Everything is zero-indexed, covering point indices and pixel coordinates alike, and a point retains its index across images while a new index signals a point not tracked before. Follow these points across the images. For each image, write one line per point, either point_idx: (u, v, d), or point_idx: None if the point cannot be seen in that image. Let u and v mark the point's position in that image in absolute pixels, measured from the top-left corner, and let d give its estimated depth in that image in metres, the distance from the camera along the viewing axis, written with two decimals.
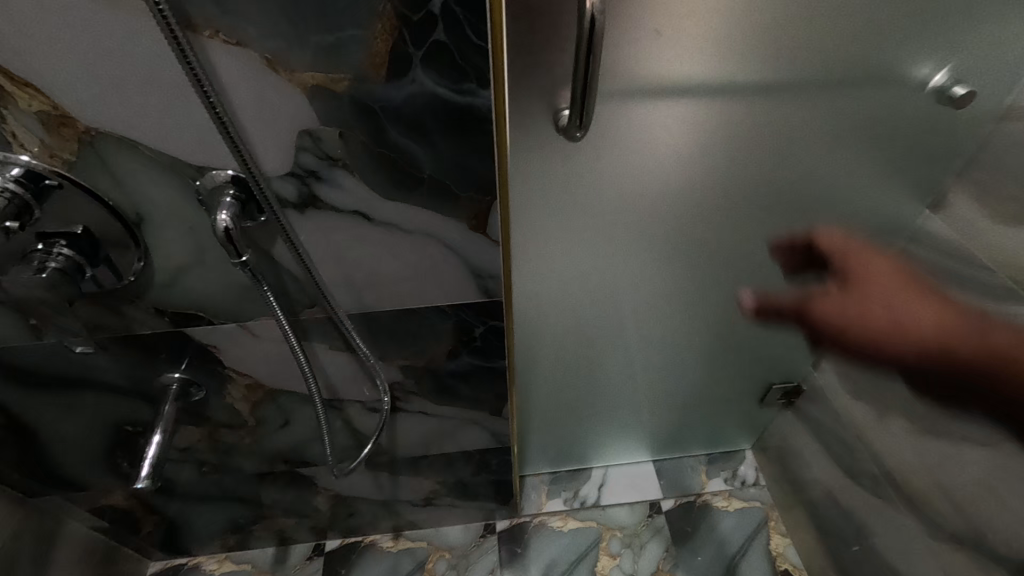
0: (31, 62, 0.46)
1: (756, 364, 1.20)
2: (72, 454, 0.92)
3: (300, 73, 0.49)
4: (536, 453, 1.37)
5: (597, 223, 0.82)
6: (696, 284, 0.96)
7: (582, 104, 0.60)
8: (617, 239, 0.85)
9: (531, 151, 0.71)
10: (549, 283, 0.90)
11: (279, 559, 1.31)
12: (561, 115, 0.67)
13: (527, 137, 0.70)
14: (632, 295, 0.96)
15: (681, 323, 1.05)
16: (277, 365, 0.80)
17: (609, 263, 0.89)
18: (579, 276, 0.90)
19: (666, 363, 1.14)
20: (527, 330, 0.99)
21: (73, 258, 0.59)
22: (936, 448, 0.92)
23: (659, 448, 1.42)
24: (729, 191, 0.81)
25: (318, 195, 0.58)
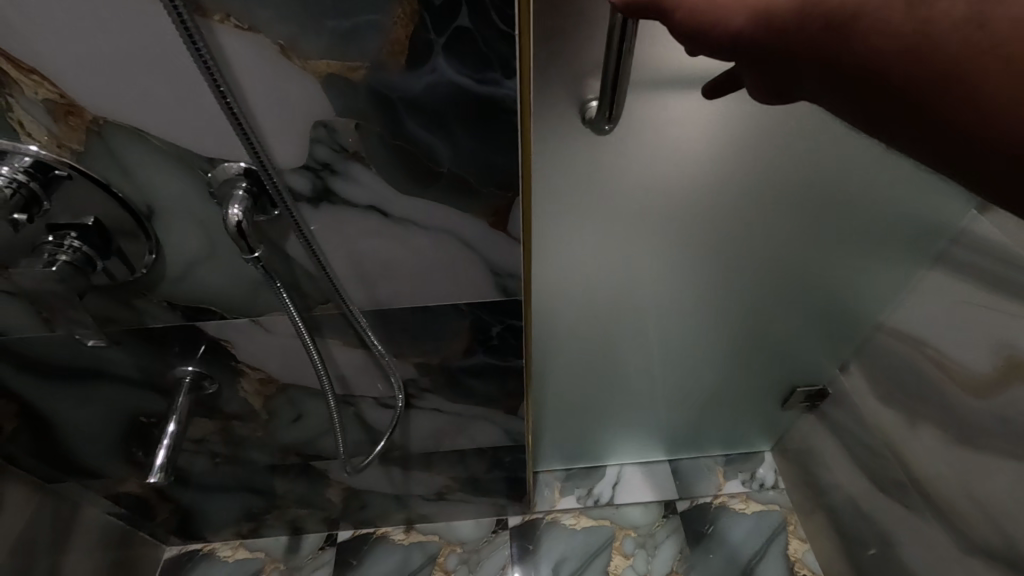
0: (35, 47, 0.44)
1: (778, 364, 1.16)
2: (89, 442, 0.92)
3: (314, 60, 0.46)
4: (550, 449, 1.35)
5: (620, 218, 0.79)
6: (720, 283, 0.93)
7: (612, 92, 0.58)
8: (641, 235, 0.82)
9: (553, 144, 0.68)
10: (568, 279, 0.88)
11: (292, 548, 1.32)
12: (588, 106, 0.64)
13: (550, 130, 0.67)
14: (654, 293, 0.93)
15: (702, 322, 1.01)
16: (289, 360, 0.78)
17: (631, 260, 0.86)
18: (599, 273, 0.87)
19: (686, 361, 1.11)
20: (544, 326, 0.97)
21: (84, 251, 0.57)
22: (971, 460, 0.87)
23: (675, 447, 1.39)
24: (759, 186, 0.77)
25: (333, 189, 0.56)
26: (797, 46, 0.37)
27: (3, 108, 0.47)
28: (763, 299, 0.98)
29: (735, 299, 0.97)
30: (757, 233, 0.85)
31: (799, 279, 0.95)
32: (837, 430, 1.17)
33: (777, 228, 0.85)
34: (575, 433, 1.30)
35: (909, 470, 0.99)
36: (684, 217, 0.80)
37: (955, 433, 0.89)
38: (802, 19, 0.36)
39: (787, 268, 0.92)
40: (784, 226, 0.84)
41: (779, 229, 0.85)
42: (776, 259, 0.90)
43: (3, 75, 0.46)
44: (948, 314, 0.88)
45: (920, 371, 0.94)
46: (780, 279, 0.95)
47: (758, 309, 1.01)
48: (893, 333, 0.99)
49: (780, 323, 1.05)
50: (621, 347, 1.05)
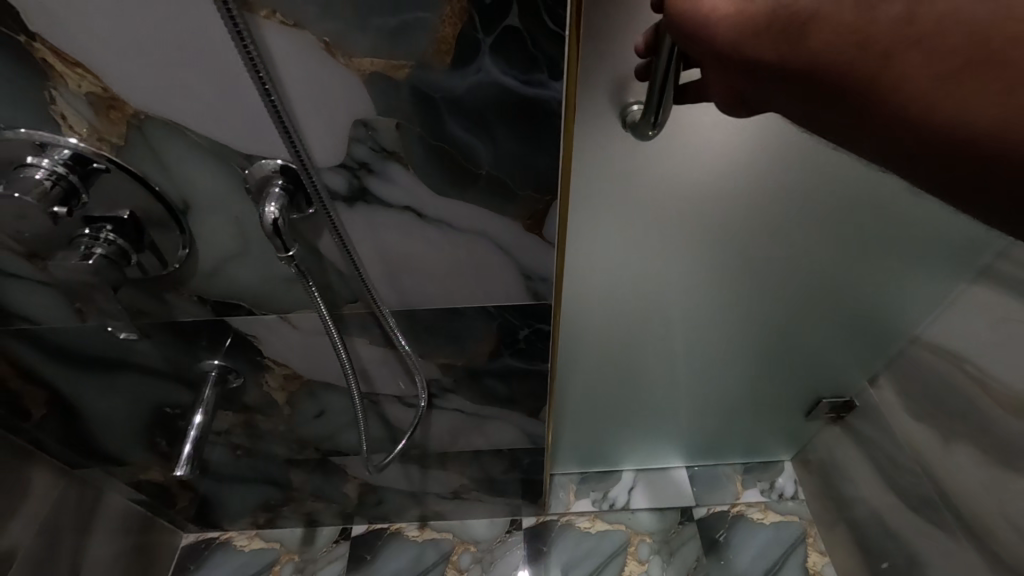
0: (80, 39, 0.44)
1: (804, 374, 1.13)
2: (113, 429, 0.93)
3: (359, 58, 0.45)
4: (568, 452, 1.33)
5: (650, 224, 0.77)
6: (749, 289, 0.91)
7: (658, 97, 0.55)
8: (669, 240, 0.80)
9: (590, 146, 0.67)
10: (595, 281, 0.86)
11: (307, 540, 1.32)
12: (630, 110, 0.63)
13: (588, 131, 0.65)
14: (679, 299, 0.91)
15: (728, 328, 0.99)
16: (315, 357, 0.78)
17: (660, 264, 0.84)
18: (628, 276, 0.86)
19: (707, 368, 1.09)
20: (567, 329, 0.96)
21: (118, 244, 0.57)
22: (1007, 481, 0.84)
23: (692, 454, 1.37)
24: (794, 192, 0.75)
25: (369, 188, 0.55)
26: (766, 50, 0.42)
27: (47, 101, 0.47)
28: (791, 308, 0.96)
29: (763, 306, 0.95)
30: (791, 241, 0.82)
31: (830, 289, 0.93)
32: (864, 444, 1.14)
33: (810, 237, 0.82)
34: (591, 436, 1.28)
35: (940, 488, 0.96)
36: (713, 223, 0.78)
37: (993, 453, 0.86)
38: (771, 19, 0.41)
39: (818, 277, 0.90)
40: (819, 234, 0.82)
41: (814, 236, 0.82)
42: (808, 268, 0.88)
43: (48, 68, 0.45)
44: (988, 331, 0.85)
45: (954, 388, 0.91)
46: (810, 289, 0.92)
47: (785, 318, 0.98)
48: (930, 347, 0.96)
49: (807, 333, 1.03)
50: (641, 351, 1.03)
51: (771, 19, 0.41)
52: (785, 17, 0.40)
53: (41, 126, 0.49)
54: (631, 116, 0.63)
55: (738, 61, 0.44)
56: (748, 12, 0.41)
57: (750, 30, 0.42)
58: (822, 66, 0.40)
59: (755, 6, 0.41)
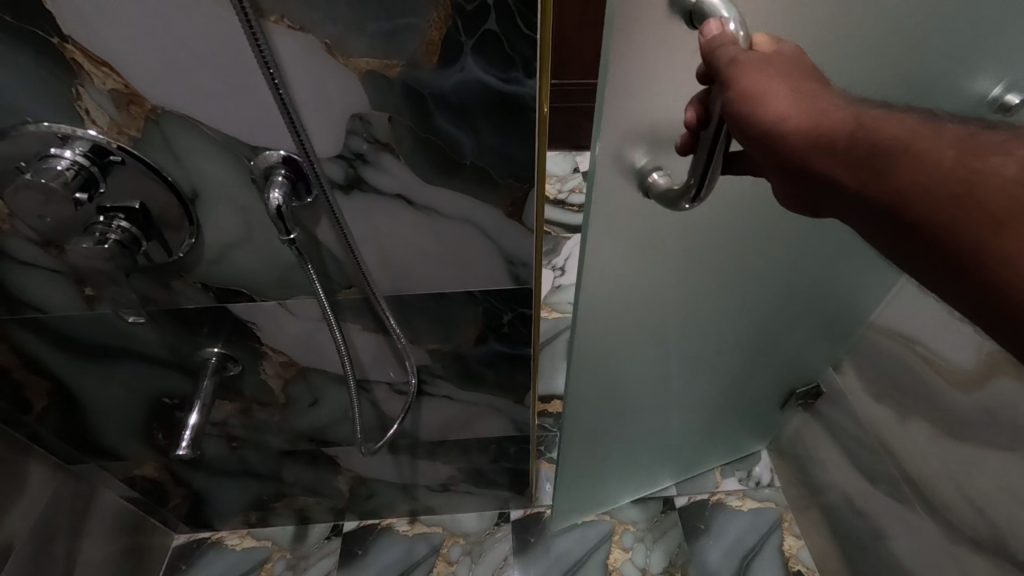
0: (107, 40, 0.49)
1: (774, 369, 1.18)
2: (111, 422, 0.96)
3: (356, 58, 0.51)
4: (569, 508, 1.25)
5: (654, 265, 0.75)
6: (734, 301, 0.92)
7: (704, 169, 0.51)
8: (669, 275, 0.78)
9: (602, 214, 0.62)
10: (601, 335, 0.81)
11: (299, 537, 1.34)
12: (649, 178, 0.60)
13: (602, 203, 0.61)
14: (675, 323, 0.90)
15: (715, 341, 1.01)
16: (311, 344, 0.83)
17: (657, 298, 0.81)
18: (630, 318, 0.82)
19: (700, 380, 1.11)
20: (573, 392, 0.89)
21: (131, 231, 0.61)
22: (958, 452, 0.91)
23: (682, 470, 1.37)
24: (768, 207, 0.76)
25: (363, 177, 0.60)
26: (841, 173, 0.40)
27: (73, 97, 0.53)
28: (765, 311, 0.99)
29: (745, 314, 0.97)
30: (771, 252, 0.86)
31: (801, 289, 0.98)
32: (831, 428, 1.20)
33: (783, 243, 0.85)
34: (591, 483, 1.22)
35: (899, 464, 1.03)
36: (708, 250, 0.78)
37: (944, 428, 0.93)
38: (850, 141, 0.39)
39: (788, 279, 0.94)
40: (791, 239, 0.85)
41: (787, 243, 0.85)
42: (781, 273, 0.91)
43: (76, 67, 0.51)
44: (934, 315, 0.92)
45: (910, 369, 0.98)
46: (780, 291, 0.96)
47: (763, 322, 1.02)
48: (882, 331, 1.04)
49: (778, 334, 1.08)
50: (641, 381, 1.01)
51: (850, 139, 0.39)
52: (863, 142, 0.39)
53: (64, 120, 0.54)
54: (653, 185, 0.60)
55: (805, 173, 0.42)
56: (822, 130, 0.40)
57: (824, 144, 0.40)
58: (905, 209, 0.37)
59: (831, 126, 0.40)
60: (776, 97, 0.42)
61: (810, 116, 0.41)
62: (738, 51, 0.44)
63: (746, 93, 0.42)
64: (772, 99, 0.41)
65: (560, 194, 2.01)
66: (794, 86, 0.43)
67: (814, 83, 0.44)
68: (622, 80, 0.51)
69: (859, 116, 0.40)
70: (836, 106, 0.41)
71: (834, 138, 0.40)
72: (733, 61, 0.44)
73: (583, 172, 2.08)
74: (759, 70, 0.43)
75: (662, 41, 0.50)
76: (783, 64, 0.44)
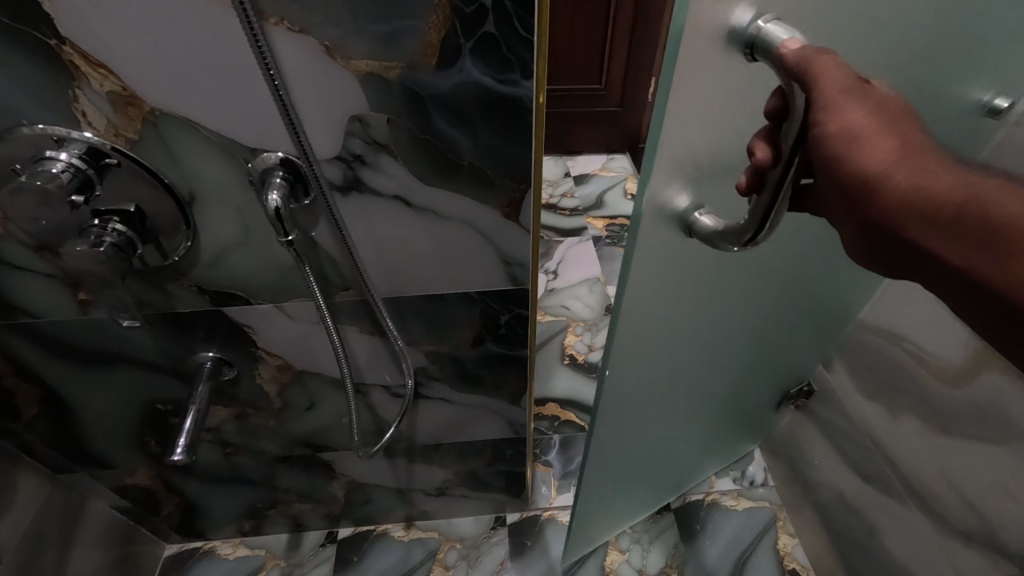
0: (107, 43, 0.49)
1: (771, 375, 1.16)
2: (102, 429, 0.94)
3: (356, 60, 0.52)
4: (582, 540, 1.19)
5: (679, 295, 0.69)
6: (744, 316, 0.88)
7: (769, 210, 0.45)
8: (691, 299, 0.72)
9: (643, 264, 0.57)
10: (626, 368, 0.74)
11: (293, 545, 1.32)
12: (693, 219, 0.54)
13: (645, 252, 0.56)
14: (692, 345, 0.84)
15: (724, 358, 0.96)
16: (307, 347, 0.82)
17: (680, 324, 0.76)
18: (654, 347, 0.76)
19: (705, 398, 1.07)
20: (600, 436, 0.84)
21: (126, 234, 0.61)
22: (948, 446, 0.92)
23: (677, 485, 1.33)
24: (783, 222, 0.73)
25: (362, 178, 0.61)
26: (942, 247, 0.37)
27: (70, 99, 0.52)
28: (769, 323, 0.96)
29: (750, 328, 0.93)
30: (780, 269, 0.84)
31: (800, 298, 0.95)
32: (824, 426, 1.22)
33: (789, 253, 0.82)
34: (604, 515, 1.16)
35: (891, 460, 1.04)
36: (726, 277, 0.75)
37: (934, 423, 0.94)
38: (958, 213, 0.36)
39: (791, 288, 0.91)
40: (797, 249, 0.82)
41: (794, 252, 0.82)
42: (785, 282, 0.88)
43: (73, 68, 0.51)
44: (922, 313, 0.94)
45: (899, 366, 1.00)
46: (784, 301, 0.93)
47: (770, 336, 1.01)
48: (872, 330, 1.06)
49: (777, 343, 1.05)
50: (658, 413, 0.97)
51: (956, 212, 0.36)
52: (972, 216, 0.36)
53: (60, 122, 0.54)
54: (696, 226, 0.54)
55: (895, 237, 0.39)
56: (926, 191, 0.37)
57: (920, 209, 0.37)
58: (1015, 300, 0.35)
59: (933, 190, 0.37)
60: (875, 145, 0.38)
61: (915, 173, 0.38)
62: (841, 82, 0.39)
63: (838, 144, 0.39)
64: (870, 141, 0.38)
65: (552, 198, 2.04)
66: (896, 137, 0.39)
67: (914, 130, 0.40)
68: (683, 107, 0.44)
69: (975, 185, 0.37)
70: (940, 165, 0.38)
71: (937, 206, 0.37)
72: (838, 89, 0.39)
73: (574, 177, 2.11)
74: (858, 104, 0.39)
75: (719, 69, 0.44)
76: (887, 105, 0.40)
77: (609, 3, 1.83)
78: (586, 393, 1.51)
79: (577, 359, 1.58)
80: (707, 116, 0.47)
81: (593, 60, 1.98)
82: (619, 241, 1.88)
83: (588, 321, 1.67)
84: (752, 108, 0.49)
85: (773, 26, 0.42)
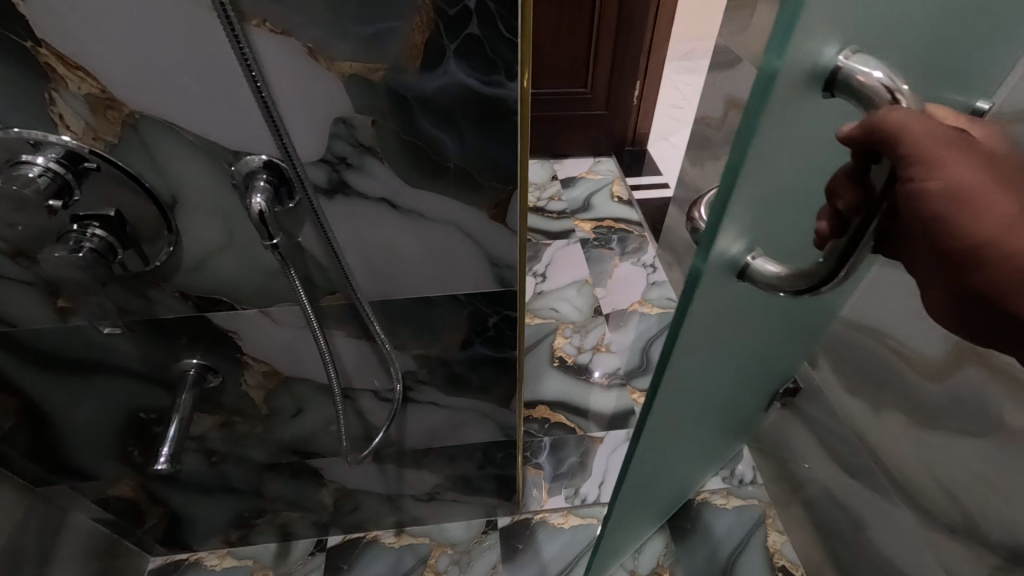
0: (85, 45, 0.49)
1: (767, 380, 1.14)
2: (83, 440, 0.92)
3: (339, 62, 0.51)
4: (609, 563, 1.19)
5: (714, 331, 0.62)
6: (758, 336, 0.83)
7: (847, 255, 0.42)
8: (722, 333, 0.66)
9: (691, 315, 0.50)
10: (657, 410, 0.68)
11: (281, 554, 1.30)
12: (750, 262, 0.48)
13: (699, 304, 0.49)
14: (713, 373, 0.78)
15: (734, 378, 0.91)
16: (293, 353, 0.82)
17: (708, 356, 0.69)
18: (684, 384, 0.69)
19: (711, 417, 1.02)
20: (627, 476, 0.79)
21: (107, 240, 0.60)
22: (931, 441, 0.94)
23: (673, 503, 1.29)
24: None
25: (347, 181, 0.60)
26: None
27: (46, 102, 0.52)
28: (776, 336, 0.92)
29: (761, 346, 0.88)
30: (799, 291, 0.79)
31: (802, 308, 0.92)
32: (811, 424, 1.23)
33: None
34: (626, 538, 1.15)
35: (876, 456, 1.06)
36: (757, 307, 0.69)
37: (916, 417, 0.96)
38: None
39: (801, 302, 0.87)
40: None
41: None
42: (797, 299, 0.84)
43: (50, 71, 0.50)
44: (902, 309, 0.96)
45: (882, 362, 1.02)
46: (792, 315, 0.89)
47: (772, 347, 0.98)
48: (855, 327, 1.07)
49: (777, 351, 1.02)
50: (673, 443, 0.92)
51: None
52: None
53: (36, 125, 0.53)
54: (754, 271, 0.47)
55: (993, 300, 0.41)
56: None
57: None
58: None
59: None
60: (991, 211, 0.38)
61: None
62: (936, 133, 0.37)
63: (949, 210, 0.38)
64: (977, 202, 0.38)
65: (539, 201, 2.05)
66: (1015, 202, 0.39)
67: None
68: (763, 141, 0.38)
69: None
70: None
71: None
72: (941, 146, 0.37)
73: (561, 180, 2.12)
74: (966, 161, 0.38)
75: (796, 99, 0.37)
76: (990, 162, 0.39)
77: (592, 8, 1.85)
78: (575, 395, 1.51)
79: (566, 360, 1.59)
80: (777, 152, 0.41)
81: (578, 64, 2.00)
82: (605, 243, 1.90)
83: (577, 323, 1.67)
84: (811, 139, 0.43)
85: (855, 61, 0.37)
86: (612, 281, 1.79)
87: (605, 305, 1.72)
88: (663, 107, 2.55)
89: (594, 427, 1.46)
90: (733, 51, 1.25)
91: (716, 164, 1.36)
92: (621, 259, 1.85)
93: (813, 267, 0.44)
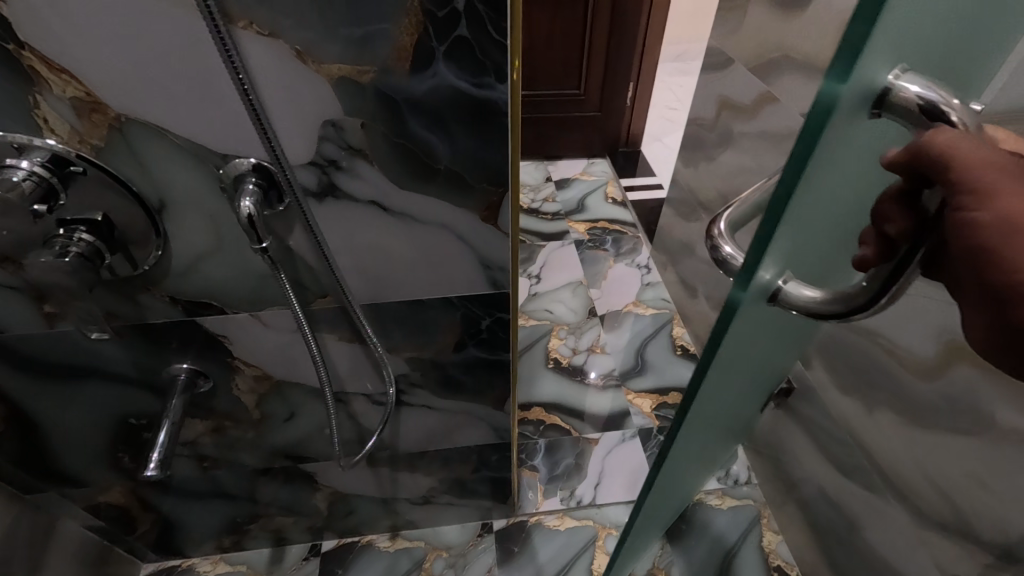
0: (70, 48, 0.48)
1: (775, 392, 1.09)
2: (73, 446, 0.91)
3: (328, 64, 0.51)
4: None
5: (743, 365, 0.55)
6: (782, 361, 0.76)
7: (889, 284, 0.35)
8: (752, 366, 0.59)
9: (721, 352, 0.42)
10: (678, 451, 0.60)
11: (276, 559, 1.29)
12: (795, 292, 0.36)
13: (733, 339, 0.41)
14: (738, 405, 0.71)
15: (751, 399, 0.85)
16: (285, 357, 0.81)
17: (735, 391, 0.62)
18: (706, 421, 0.62)
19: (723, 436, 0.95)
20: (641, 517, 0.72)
21: (94, 244, 0.59)
22: (924, 440, 0.94)
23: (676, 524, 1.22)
24: None
25: (338, 184, 0.60)
26: None
27: (30, 106, 0.51)
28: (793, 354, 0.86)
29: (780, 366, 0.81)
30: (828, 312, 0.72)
31: None
32: (805, 423, 1.23)
33: None
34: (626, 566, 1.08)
35: (870, 455, 1.06)
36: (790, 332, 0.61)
37: (909, 416, 0.96)
38: None
39: None
40: None
41: None
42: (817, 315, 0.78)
43: (34, 74, 0.49)
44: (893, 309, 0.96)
45: (874, 362, 1.02)
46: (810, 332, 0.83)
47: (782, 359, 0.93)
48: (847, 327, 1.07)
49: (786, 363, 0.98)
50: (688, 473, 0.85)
51: None
52: None
53: (21, 129, 0.52)
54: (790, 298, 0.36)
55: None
56: None
57: None
58: None
59: None
60: None
61: None
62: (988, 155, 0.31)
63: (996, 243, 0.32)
64: None
65: (533, 202, 2.05)
66: None
67: None
68: (813, 174, 0.29)
69: None
70: None
71: None
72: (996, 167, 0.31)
73: (555, 181, 2.13)
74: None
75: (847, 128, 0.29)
76: None
77: (584, 11, 1.86)
78: (570, 396, 1.51)
79: (561, 362, 1.59)
80: (829, 179, 0.32)
81: (571, 66, 2.00)
82: (599, 244, 1.90)
83: (571, 324, 1.67)
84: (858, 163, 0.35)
85: (909, 79, 0.29)
86: (607, 282, 1.79)
87: (600, 305, 1.72)
88: (657, 108, 2.56)
89: (589, 429, 1.45)
90: (725, 52, 1.25)
91: (709, 165, 1.37)
92: (616, 260, 1.85)
93: (856, 291, 0.36)
